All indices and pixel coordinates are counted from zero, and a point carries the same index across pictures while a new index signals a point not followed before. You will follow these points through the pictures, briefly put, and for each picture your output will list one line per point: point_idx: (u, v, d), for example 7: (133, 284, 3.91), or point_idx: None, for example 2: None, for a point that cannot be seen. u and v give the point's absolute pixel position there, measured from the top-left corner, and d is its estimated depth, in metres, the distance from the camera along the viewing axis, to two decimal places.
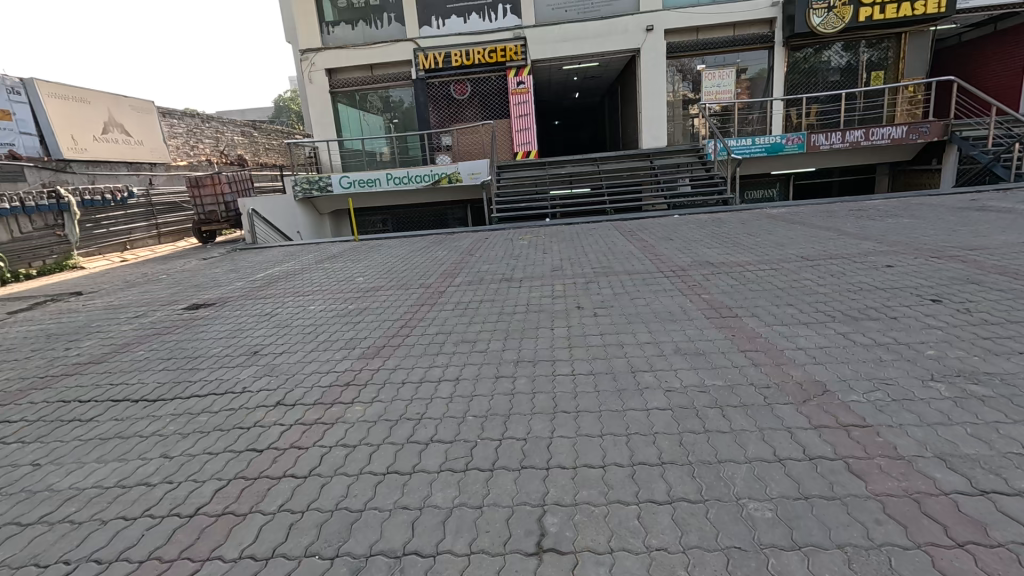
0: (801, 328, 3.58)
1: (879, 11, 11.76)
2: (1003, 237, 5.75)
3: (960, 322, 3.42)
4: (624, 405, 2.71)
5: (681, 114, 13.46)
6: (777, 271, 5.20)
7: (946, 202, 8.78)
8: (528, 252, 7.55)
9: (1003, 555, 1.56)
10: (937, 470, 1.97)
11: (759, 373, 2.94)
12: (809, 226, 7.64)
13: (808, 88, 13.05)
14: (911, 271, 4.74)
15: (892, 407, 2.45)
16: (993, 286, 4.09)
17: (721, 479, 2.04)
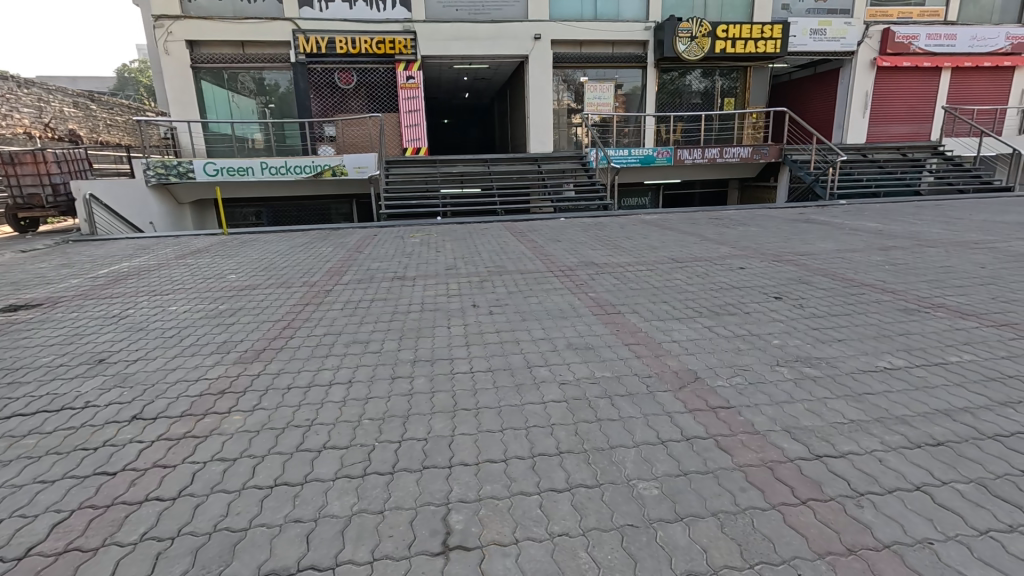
0: (675, 323, 3.98)
1: (731, 46, 13.40)
2: (823, 245, 6.91)
3: (796, 316, 4.05)
4: (522, 399, 2.78)
5: (565, 122, 14.15)
6: (652, 272, 5.71)
7: (782, 214, 10.30)
8: (419, 250, 7.42)
9: (834, 507, 1.88)
10: (785, 441, 2.32)
11: (640, 364, 3.21)
12: (677, 231, 8.49)
13: (673, 107, 14.50)
14: (758, 272, 5.50)
15: (749, 390, 2.82)
16: (817, 285, 4.90)
17: (614, 463, 2.19)
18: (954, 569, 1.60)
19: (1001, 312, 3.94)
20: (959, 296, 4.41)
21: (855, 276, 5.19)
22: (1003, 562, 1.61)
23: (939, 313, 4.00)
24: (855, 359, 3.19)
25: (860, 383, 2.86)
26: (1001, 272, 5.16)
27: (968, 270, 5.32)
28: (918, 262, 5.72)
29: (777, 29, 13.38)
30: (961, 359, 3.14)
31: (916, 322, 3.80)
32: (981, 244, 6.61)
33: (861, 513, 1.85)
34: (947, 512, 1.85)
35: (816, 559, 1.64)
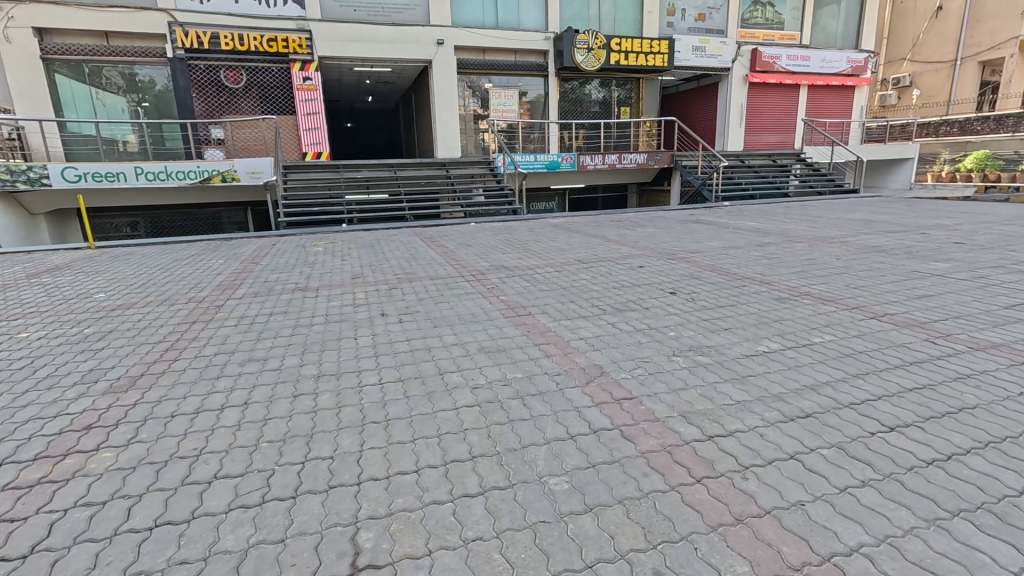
0: (582, 321, 4.14)
1: (625, 58, 14.27)
2: (711, 243, 7.57)
3: (688, 309, 4.38)
4: (434, 407, 2.74)
5: (472, 127, 14.21)
6: (560, 273, 5.91)
7: (675, 216, 11.13)
8: (324, 259, 7.06)
9: (724, 482, 2.05)
10: (680, 425, 2.50)
11: (550, 363, 3.30)
12: (582, 234, 8.85)
13: (575, 115, 15.12)
14: (655, 270, 5.90)
15: (650, 379, 3.00)
16: (707, 280, 5.34)
17: (526, 462, 2.22)
18: (821, 524, 1.81)
19: (853, 297, 4.55)
20: (821, 285, 5.01)
21: (738, 270, 5.72)
22: (857, 514, 1.86)
23: (806, 300, 4.53)
24: (739, 345, 3.51)
25: (744, 366, 3.15)
26: (851, 263, 5.96)
27: (827, 261, 6.08)
28: (788, 256, 6.45)
29: (663, 45, 14.49)
30: (823, 339, 3.58)
31: (787, 309, 4.27)
32: (836, 238, 7.59)
33: (746, 484, 2.03)
34: (815, 476, 2.09)
35: (711, 532, 1.78)
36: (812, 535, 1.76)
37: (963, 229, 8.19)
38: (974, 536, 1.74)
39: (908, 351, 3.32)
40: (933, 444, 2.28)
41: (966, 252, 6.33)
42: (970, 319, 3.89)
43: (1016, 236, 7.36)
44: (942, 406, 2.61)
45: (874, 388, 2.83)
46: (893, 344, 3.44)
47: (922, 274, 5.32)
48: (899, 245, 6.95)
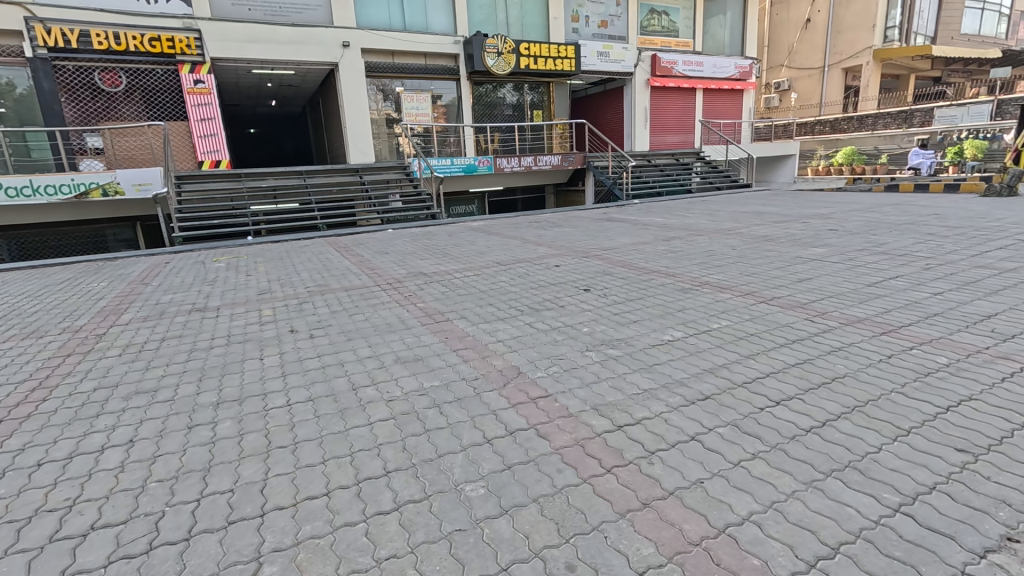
0: (499, 323, 4.17)
1: (534, 63, 14.59)
2: (622, 239, 7.95)
3: (601, 304, 4.55)
4: (346, 425, 2.63)
5: (385, 132, 13.91)
6: (478, 276, 5.93)
7: (590, 215, 11.54)
8: (226, 275, 6.58)
9: (631, 469, 2.15)
10: (593, 418, 2.59)
11: (468, 368, 3.29)
12: (501, 236, 8.94)
13: (490, 118, 15.23)
14: (570, 268, 6.08)
15: (564, 376, 3.09)
16: (618, 275, 5.59)
17: (442, 472, 2.20)
18: (718, 499, 1.94)
19: (746, 284, 4.96)
20: (719, 274, 5.41)
21: (646, 265, 6.05)
22: (747, 484, 2.02)
23: (706, 289, 4.87)
24: (647, 336, 3.70)
25: (651, 356, 3.32)
26: (745, 252, 6.49)
27: (725, 252, 6.57)
28: (691, 249, 6.91)
29: (570, 50, 14.98)
30: (720, 324, 3.87)
31: (690, 299, 4.57)
32: (732, 230, 8.24)
33: (652, 469, 2.14)
34: (713, 454, 2.24)
35: (620, 519, 1.86)
36: (709, 510, 1.88)
37: (837, 217, 9.19)
38: (842, 492, 1.95)
39: (791, 330, 3.68)
40: (811, 413, 2.54)
41: (839, 238, 7.13)
42: (842, 298, 4.37)
43: (878, 222, 8.38)
44: (819, 377, 2.91)
45: (764, 366, 3.10)
46: (780, 325, 3.79)
47: (803, 260, 5.90)
48: (785, 234, 7.67)
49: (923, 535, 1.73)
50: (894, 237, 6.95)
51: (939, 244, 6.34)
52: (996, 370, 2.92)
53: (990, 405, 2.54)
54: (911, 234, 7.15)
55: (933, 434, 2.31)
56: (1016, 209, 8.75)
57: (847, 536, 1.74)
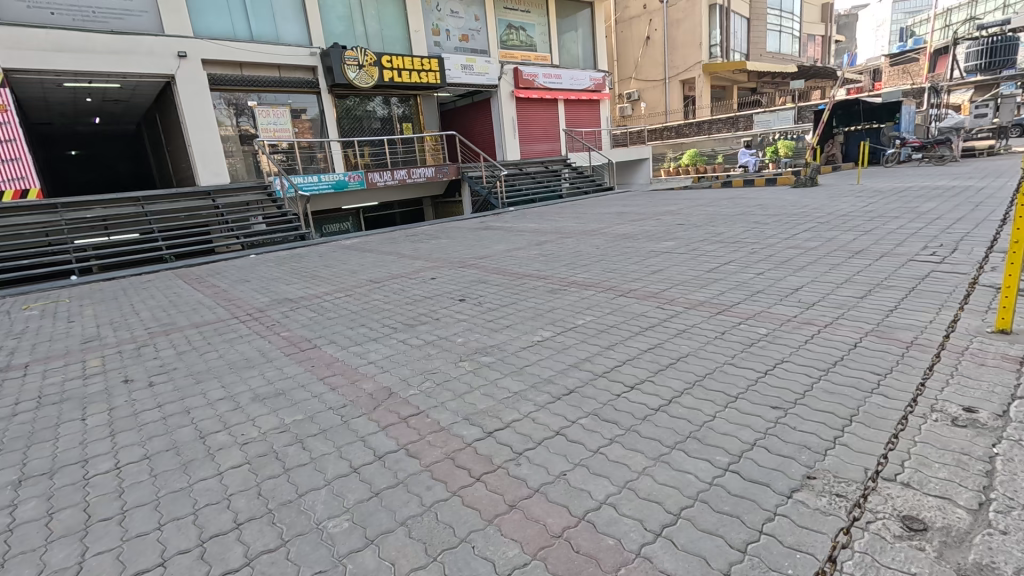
0: (371, 344, 4.02)
1: (398, 75, 14.36)
2: (497, 246, 8.15)
3: (475, 313, 4.60)
4: (190, 479, 2.34)
5: (239, 149, 12.83)
6: (351, 296, 5.69)
7: (467, 225, 11.64)
8: (40, 324, 5.56)
9: (501, 473, 2.18)
10: (465, 428, 2.60)
11: (335, 396, 3.11)
12: (376, 253, 8.66)
13: (358, 132, 14.75)
14: (446, 279, 6.08)
15: (437, 390, 3.05)
16: (492, 282, 5.71)
17: (302, 512, 2.04)
18: (578, 488, 2.05)
19: (607, 280, 5.35)
20: (584, 273, 5.75)
21: (519, 270, 6.26)
22: (605, 469, 2.16)
23: (573, 288, 5.16)
24: (519, 339, 3.81)
25: (521, 359, 3.42)
26: (608, 251, 6.97)
27: (590, 252, 7.01)
28: (560, 251, 7.30)
29: (433, 63, 15.00)
30: (584, 320, 4.12)
31: (558, 299, 4.80)
32: (596, 231, 8.82)
33: (519, 470, 2.20)
34: (575, 445, 2.36)
35: (487, 526, 1.88)
36: (570, 500, 1.98)
37: (684, 212, 10.29)
38: (684, 461, 2.17)
39: (645, 318, 4.03)
40: (659, 393, 2.79)
41: (685, 231, 8.01)
42: (687, 285, 4.89)
43: (716, 215, 9.53)
44: (666, 359, 3.21)
45: (622, 354, 3.35)
46: (635, 315, 4.14)
47: (657, 253, 6.50)
48: (642, 231, 8.39)
49: (746, 487, 1.98)
50: (729, 227, 7.97)
51: (761, 230, 7.40)
52: (801, 334, 3.47)
53: (796, 364, 3.01)
54: (741, 224, 8.22)
55: (755, 397, 2.66)
56: (817, 197, 10.50)
57: (687, 501, 1.93)
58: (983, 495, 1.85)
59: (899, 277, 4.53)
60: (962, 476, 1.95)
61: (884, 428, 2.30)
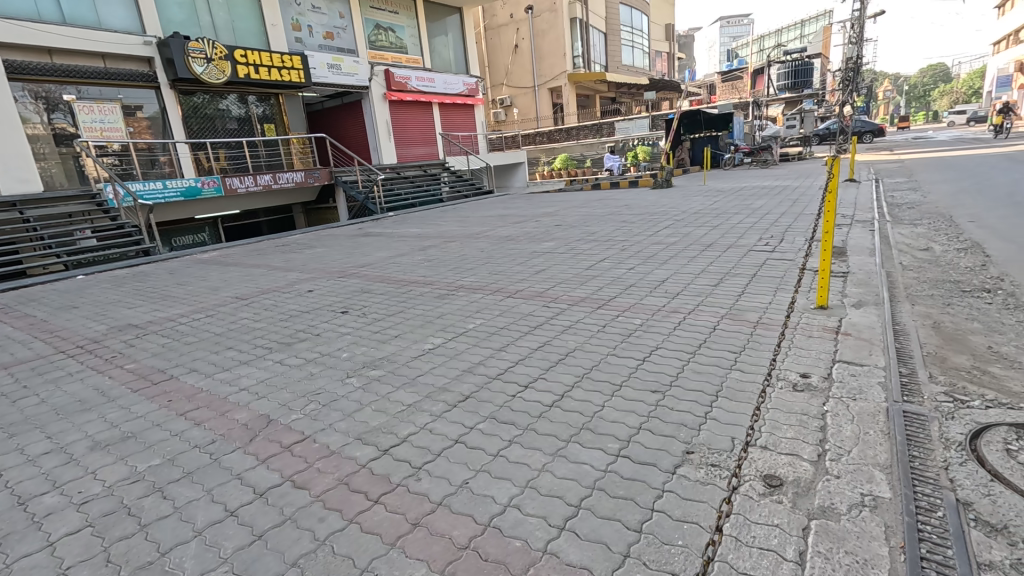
0: (241, 368, 3.61)
1: (254, 72, 13.11)
2: (378, 253, 7.84)
3: (360, 325, 4.35)
4: (9, 558, 1.90)
5: (54, 151, 10.83)
6: (213, 316, 5.07)
7: (345, 232, 11.06)
8: None
9: (401, 492, 2.09)
10: (358, 449, 2.44)
11: (201, 431, 2.74)
12: (241, 266, 7.84)
13: (211, 133, 13.27)
14: (325, 291, 5.70)
15: (323, 412, 2.83)
16: (376, 291, 5.47)
17: (167, 573, 1.76)
18: (481, 495, 2.03)
19: (494, 282, 5.42)
20: (471, 277, 5.76)
21: (403, 276, 6.09)
22: (507, 471, 2.17)
23: (460, 292, 5.14)
24: (409, 349, 3.70)
25: (412, 369, 3.31)
26: (492, 253, 7.07)
27: (475, 255, 7.04)
28: (446, 255, 7.25)
29: (296, 60, 13.96)
30: (474, 324, 4.12)
31: (446, 305, 4.73)
32: (479, 234, 8.90)
33: (420, 485, 2.12)
34: (475, 451, 2.34)
35: (390, 550, 1.78)
36: (475, 508, 1.96)
37: (561, 214, 10.83)
38: (580, 452, 2.26)
39: (532, 317, 4.15)
40: (551, 389, 2.88)
41: (563, 231, 8.43)
42: (569, 283, 5.12)
43: (589, 215, 10.17)
44: (556, 356, 3.33)
45: (514, 355, 3.41)
46: (523, 315, 4.24)
47: (539, 254, 6.73)
48: (523, 233, 8.64)
49: (636, 470, 2.12)
50: (601, 227, 8.54)
51: (628, 229, 8.04)
52: (670, 321, 3.82)
53: (668, 349, 3.31)
54: (612, 223, 8.86)
55: (638, 383, 2.87)
56: (672, 198, 11.71)
57: (586, 491, 2.01)
58: (819, 447, 2.19)
59: (743, 265, 5.22)
60: (804, 433, 2.29)
61: (744, 400, 2.61)
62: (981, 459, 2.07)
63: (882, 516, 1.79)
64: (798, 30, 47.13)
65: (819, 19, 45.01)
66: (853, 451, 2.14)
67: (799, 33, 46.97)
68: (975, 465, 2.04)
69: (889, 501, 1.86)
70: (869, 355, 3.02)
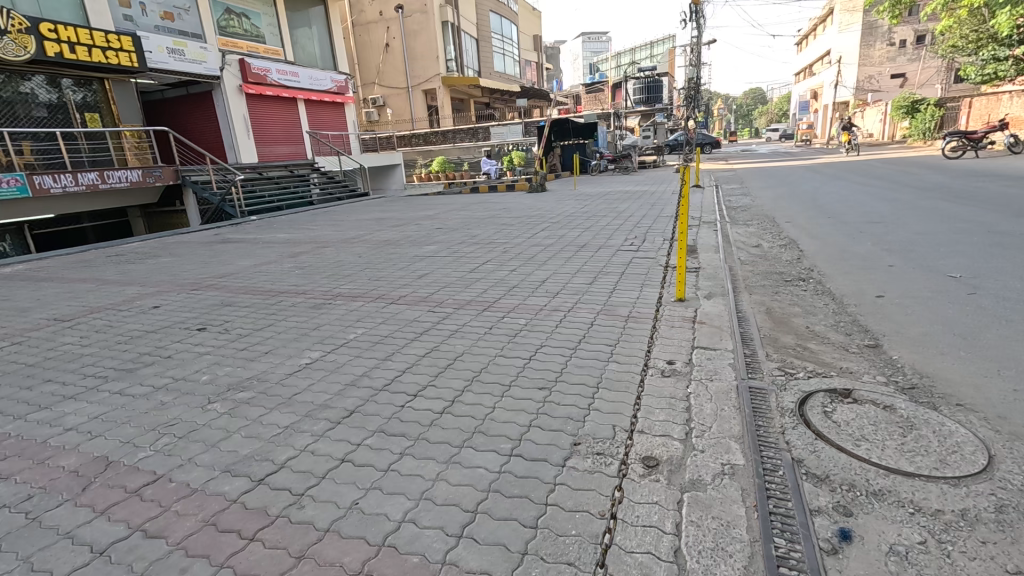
0: (67, 405, 3.01)
1: (69, 51, 11.04)
2: (241, 262, 7.09)
3: (222, 343, 3.88)
4: None
5: None
6: (23, 344, 4.17)
7: (198, 238, 9.82)
8: None
9: (281, 524, 1.90)
10: (226, 483, 2.17)
11: (13, 487, 2.23)
12: (60, 281, 6.56)
13: (12, 122, 10.99)
14: (176, 307, 5.00)
15: (181, 446, 2.47)
16: (240, 304, 4.93)
17: None
18: (373, 514, 1.93)
19: (374, 289, 5.19)
20: (349, 284, 5.46)
21: (272, 286, 5.57)
22: (399, 485, 2.09)
23: (338, 301, 4.84)
24: (282, 365, 3.39)
25: (288, 388, 3.03)
26: (372, 258, 6.78)
27: (353, 260, 6.70)
28: (320, 261, 6.79)
29: (125, 40, 12.03)
30: (356, 333, 3.90)
31: (324, 315, 4.43)
32: (356, 238, 8.48)
33: (303, 513, 1.95)
34: (364, 468, 2.22)
35: None
36: (367, 529, 1.85)
37: (441, 217, 10.75)
38: (474, 456, 2.26)
39: (418, 323, 4.06)
40: (442, 395, 2.84)
41: (444, 234, 8.38)
42: (453, 286, 5.10)
43: (469, 218, 10.24)
44: (444, 361, 3.29)
45: (401, 363, 3.29)
46: (409, 321, 4.12)
47: (421, 258, 6.61)
48: (402, 237, 8.42)
49: (528, 467, 2.17)
50: (481, 230, 8.65)
51: (508, 231, 8.25)
52: (552, 319, 4.00)
53: (553, 346, 3.46)
54: (492, 226, 9.01)
55: (525, 382, 2.95)
56: (547, 201, 12.25)
57: (481, 495, 2.01)
58: (686, 426, 2.43)
59: (613, 264, 5.63)
60: (674, 415, 2.54)
61: (621, 389, 2.82)
62: (806, 421, 2.47)
63: (739, 481, 2.04)
64: (647, 51, 52.37)
65: (664, 41, 50.47)
66: (713, 427, 2.42)
67: (648, 53, 52.22)
68: (803, 427, 2.43)
69: (743, 467, 2.13)
70: (719, 340, 3.44)
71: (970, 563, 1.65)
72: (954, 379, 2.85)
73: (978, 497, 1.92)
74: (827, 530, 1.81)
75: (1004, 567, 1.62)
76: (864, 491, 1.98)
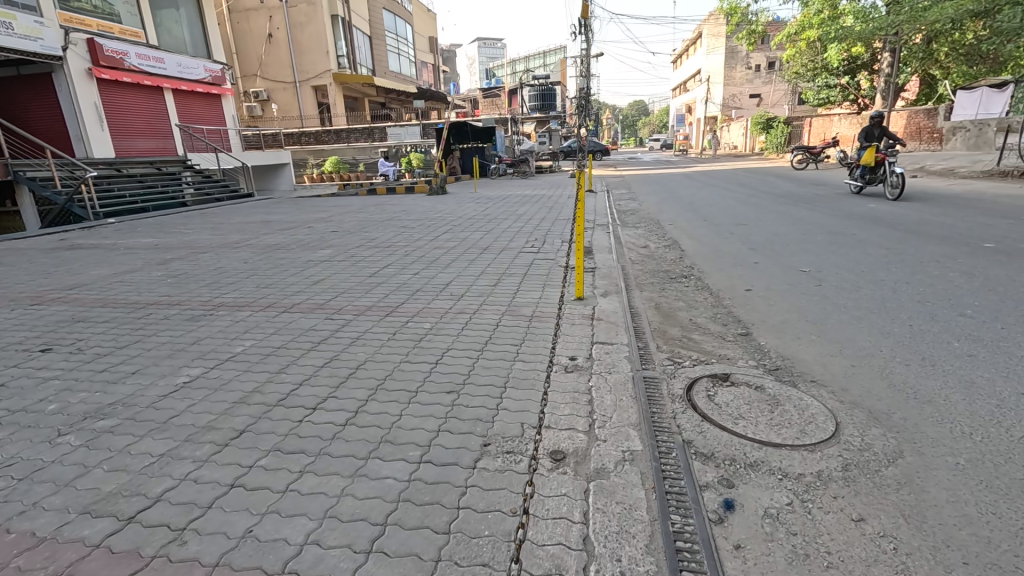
0: None
1: None
2: (96, 270, 6.17)
3: (74, 365, 3.34)
4: None
5: None
6: None
7: (38, 244, 8.38)
8: None
9: (158, 565, 1.68)
10: (86, 526, 1.87)
11: None
12: None
13: None
14: (10, 325, 4.21)
15: (24, 489, 2.09)
16: (97, 319, 4.28)
17: None
18: (269, 540, 1.78)
19: (263, 297, 4.79)
20: (234, 292, 5.00)
21: (137, 297, 4.92)
22: (300, 506, 1.95)
23: (220, 311, 4.40)
24: (154, 386, 3.00)
25: (162, 411, 2.69)
26: (258, 264, 6.27)
27: (237, 267, 6.14)
28: (198, 268, 6.13)
29: None
30: (243, 347, 3.57)
31: (203, 327, 4.00)
32: (239, 243, 7.79)
33: (186, 550, 1.74)
34: (258, 492, 2.04)
35: None
36: (263, 557, 1.70)
37: (336, 219, 10.25)
38: (380, 467, 2.17)
39: (314, 332, 3.81)
40: (344, 406, 2.70)
41: (340, 238, 7.98)
42: (352, 292, 4.86)
43: (367, 220, 9.87)
44: (345, 370, 3.13)
45: (296, 376, 3.07)
46: (303, 330, 3.86)
47: (315, 263, 6.23)
48: (294, 240, 7.90)
49: (439, 472, 2.13)
50: (380, 232, 8.37)
51: (408, 234, 8.07)
52: (457, 322, 3.97)
53: (459, 350, 3.43)
54: (392, 228, 8.77)
55: (432, 387, 2.89)
56: (447, 204, 12.20)
57: (390, 505, 1.94)
58: (589, 418, 2.55)
59: (515, 266, 5.74)
60: (578, 408, 2.65)
61: (527, 387, 2.89)
62: (694, 405, 2.71)
63: (639, 465, 2.19)
64: (541, 59, 54.42)
65: (557, 52, 52.71)
66: (613, 416, 2.56)
67: (542, 61, 54.26)
68: (692, 410, 2.66)
69: (641, 451, 2.28)
70: (616, 335, 3.65)
71: (826, 516, 1.91)
72: (808, 359, 3.29)
73: (829, 458, 2.23)
74: (714, 502, 2.00)
75: (851, 516, 1.91)
76: (743, 464, 2.22)
